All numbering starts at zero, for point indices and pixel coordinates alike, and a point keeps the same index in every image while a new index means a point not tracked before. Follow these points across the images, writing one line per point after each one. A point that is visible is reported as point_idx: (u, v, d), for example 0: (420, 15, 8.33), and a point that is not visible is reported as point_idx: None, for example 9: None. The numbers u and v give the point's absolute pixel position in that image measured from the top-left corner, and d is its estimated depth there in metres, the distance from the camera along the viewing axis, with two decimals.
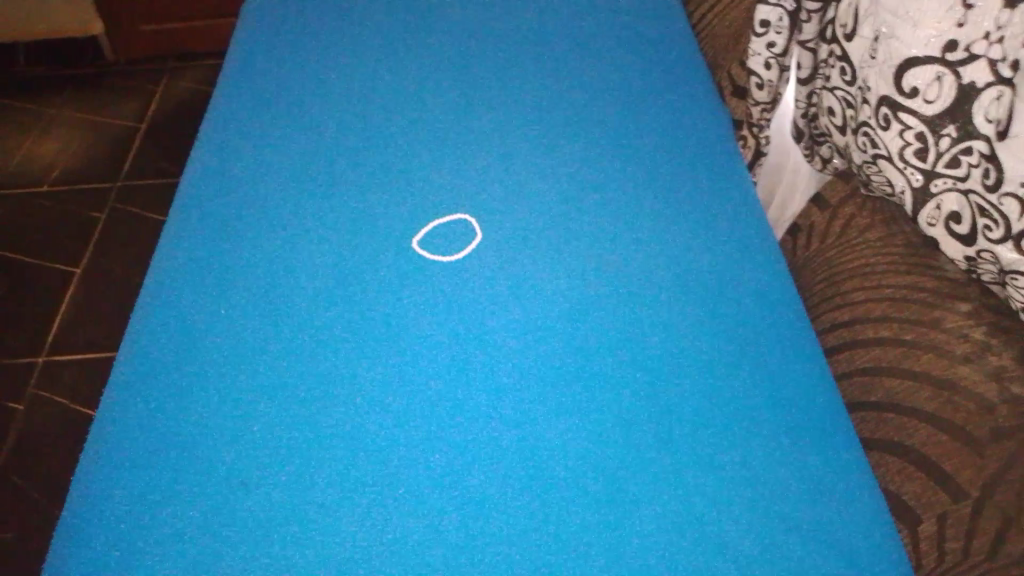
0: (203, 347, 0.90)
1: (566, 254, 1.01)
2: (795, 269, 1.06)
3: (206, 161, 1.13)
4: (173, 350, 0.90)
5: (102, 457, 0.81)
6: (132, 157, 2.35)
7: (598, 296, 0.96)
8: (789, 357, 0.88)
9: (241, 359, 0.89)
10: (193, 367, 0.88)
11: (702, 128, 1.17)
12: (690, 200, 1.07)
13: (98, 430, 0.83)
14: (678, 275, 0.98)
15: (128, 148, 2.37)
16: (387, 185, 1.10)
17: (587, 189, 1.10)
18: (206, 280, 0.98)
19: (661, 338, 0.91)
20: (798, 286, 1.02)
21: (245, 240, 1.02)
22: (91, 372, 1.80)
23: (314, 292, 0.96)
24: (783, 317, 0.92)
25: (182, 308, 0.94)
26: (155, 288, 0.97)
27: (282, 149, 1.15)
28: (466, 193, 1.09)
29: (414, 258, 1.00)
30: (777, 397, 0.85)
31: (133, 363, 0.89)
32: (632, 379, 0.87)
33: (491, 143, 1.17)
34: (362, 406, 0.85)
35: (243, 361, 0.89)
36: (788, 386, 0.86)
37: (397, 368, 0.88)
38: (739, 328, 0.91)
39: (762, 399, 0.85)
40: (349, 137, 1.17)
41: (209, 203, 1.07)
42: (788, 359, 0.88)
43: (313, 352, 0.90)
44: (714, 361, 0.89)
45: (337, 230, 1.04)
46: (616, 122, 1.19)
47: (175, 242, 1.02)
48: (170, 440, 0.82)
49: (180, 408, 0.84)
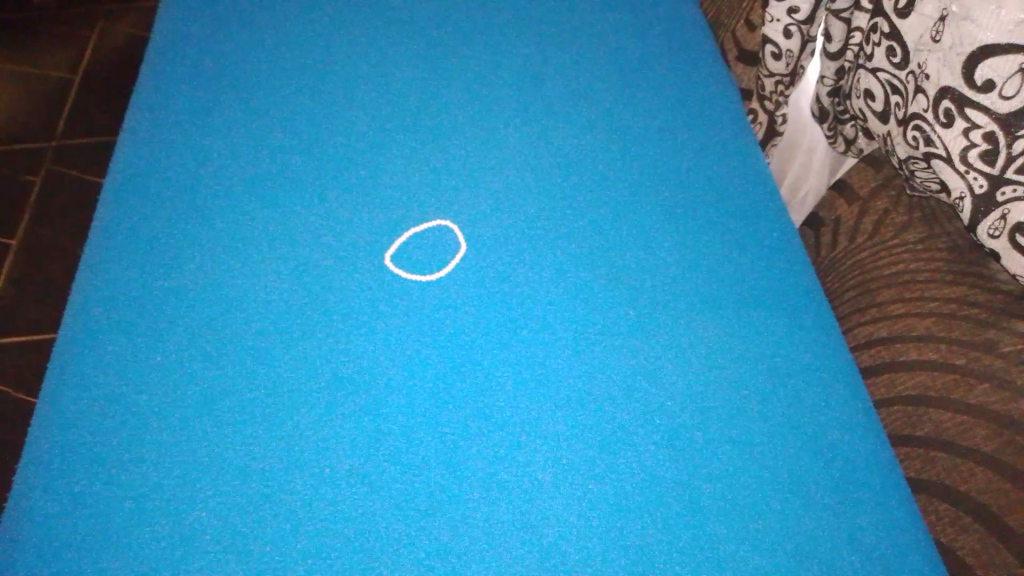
0: (138, 388, 0.74)
1: (566, 257, 0.86)
2: (820, 271, 0.94)
3: (137, 148, 0.95)
4: (103, 393, 0.74)
5: (28, 544, 0.66)
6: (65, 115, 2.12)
7: (605, 309, 0.82)
8: (826, 384, 0.77)
9: (186, 402, 0.73)
10: (128, 415, 0.72)
11: (712, 101, 1.02)
12: (706, 188, 0.93)
13: (20, 506, 0.68)
14: (697, 283, 0.84)
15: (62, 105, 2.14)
16: (351, 169, 0.93)
17: (588, 174, 0.94)
18: (139, 298, 0.81)
19: (679, 360, 0.78)
20: (825, 292, 0.90)
21: (184, 243, 0.86)
22: (37, 362, 1.62)
23: (266, 308, 0.80)
24: (817, 337, 0.80)
25: (112, 337, 0.78)
26: (76, 311, 0.80)
27: (226, 129, 0.97)
28: (446, 180, 0.93)
29: (385, 265, 0.84)
30: (816, 436, 0.74)
31: (55, 413, 0.73)
32: (650, 415, 0.74)
33: (473, 119, 1.00)
34: (332, 461, 0.70)
35: (188, 404, 0.73)
36: (827, 420, 0.74)
37: (369, 408, 0.74)
38: (769, 348, 0.79)
39: (800, 438, 0.73)
40: (302, 109, 0.99)
41: (143, 199, 0.90)
42: (827, 388, 0.76)
43: (265, 391, 0.74)
44: (744, 390, 0.76)
45: (292, 227, 0.87)
46: (615, 93, 1.03)
47: (100, 251, 0.85)
48: (111, 516, 0.67)
49: (119, 472, 0.69)
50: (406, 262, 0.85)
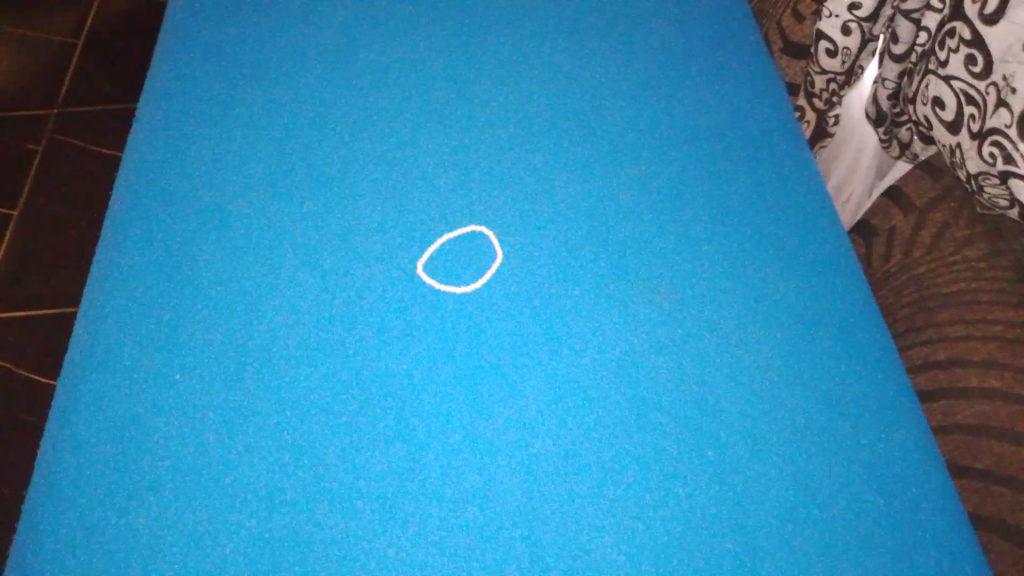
0: (156, 407, 0.69)
1: (608, 267, 0.81)
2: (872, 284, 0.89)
3: (151, 138, 0.89)
4: (119, 414, 0.69)
5: None
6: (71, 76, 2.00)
7: (653, 323, 0.77)
8: (884, 414, 0.73)
9: (208, 423, 0.69)
10: (148, 438, 0.68)
11: (761, 98, 0.97)
12: (755, 195, 0.87)
13: (37, 541, 0.64)
14: (749, 297, 0.79)
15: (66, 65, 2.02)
16: (381, 160, 0.88)
17: (631, 175, 0.89)
18: (155, 305, 0.76)
19: (731, 381, 0.74)
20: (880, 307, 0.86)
21: (205, 240, 0.80)
22: (55, 342, 1.53)
23: (289, 317, 0.75)
24: (874, 362, 0.75)
25: (126, 349, 0.73)
26: (89, 322, 0.75)
27: (243, 116, 0.91)
28: (481, 175, 0.87)
29: (415, 271, 0.79)
30: (873, 471, 0.70)
31: (69, 436, 0.68)
32: (701, 444, 0.70)
33: (508, 108, 0.94)
34: (361, 491, 0.66)
35: (210, 425, 0.69)
36: (884, 453, 0.71)
37: (399, 433, 0.69)
38: (823, 373, 0.74)
39: (858, 469, 0.70)
40: (328, 94, 0.93)
41: (160, 193, 0.84)
42: (884, 417, 0.73)
43: (290, 412, 0.69)
44: (798, 418, 0.72)
45: (319, 224, 0.82)
46: (657, 85, 0.97)
47: (114, 254, 0.80)
48: (133, 552, 0.63)
49: (140, 504, 0.65)
50: (437, 268, 0.80)
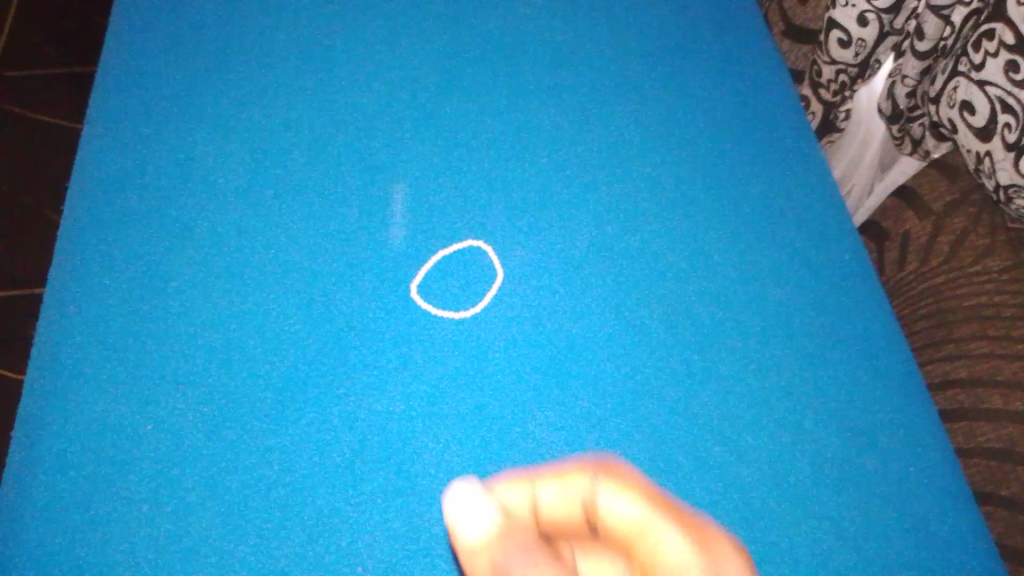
0: (123, 466, 0.61)
1: (617, 286, 0.74)
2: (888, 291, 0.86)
3: (112, 139, 0.80)
4: (79, 477, 0.61)
5: None
6: (13, 22, 1.77)
7: (669, 346, 0.71)
8: (909, 442, 0.69)
9: (185, 481, 0.61)
10: (113, 504, 0.60)
11: (771, 86, 0.90)
12: (770, 202, 0.81)
13: None
14: (769, 313, 0.74)
15: (7, 12, 1.79)
16: (366, 164, 0.79)
17: (638, 181, 0.82)
18: (115, 344, 0.67)
19: (752, 410, 0.69)
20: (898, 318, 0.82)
21: (177, 258, 0.72)
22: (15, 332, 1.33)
23: (266, 350, 0.67)
24: (897, 386, 0.71)
25: (85, 399, 0.64)
26: (42, 367, 0.66)
27: (213, 116, 0.82)
28: (475, 182, 0.80)
29: (408, 293, 0.71)
30: (901, 506, 0.66)
31: (29, 499, 0.60)
32: (723, 487, 0.65)
33: (501, 107, 0.86)
34: (362, 551, 0.59)
35: (184, 484, 0.61)
36: (910, 486, 0.67)
37: (399, 483, 0.62)
38: (847, 403, 0.70)
39: (885, 504, 0.66)
40: (306, 89, 0.84)
41: (124, 203, 0.75)
42: (909, 446, 0.69)
43: (276, 466, 0.62)
44: (824, 450, 0.68)
45: (301, 237, 0.74)
46: (664, 76, 0.90)
47: (64, 284, 0.70)
48: None
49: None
50: (431, 290, 0.72)
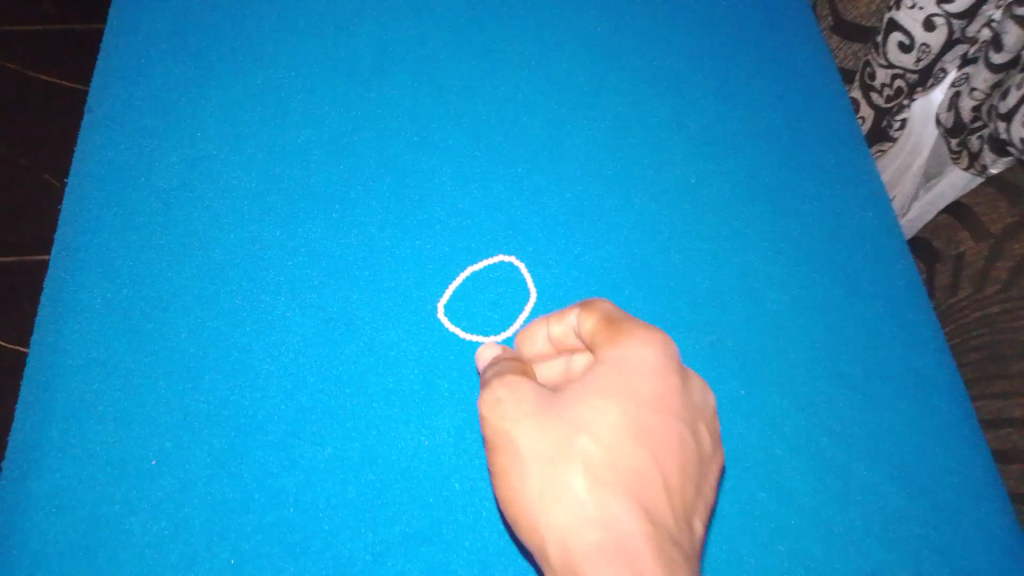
0: (113, 516, 0.51)
1: (663, 310, 0.67)
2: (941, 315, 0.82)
3: (110, 90, 0.70)
4: (60, 532, 0.51)
5: None
6: None
7: (722, 368, 0.65)
8: (967, 486, 0.64)
9: (189, 529, 0.51)
10: (104, 561, 0.50)
11: (833, 81, 0.83)
12: (822, 222, 0.74)
13: None
14: (825, 337, 0.68)
15: None
16: (394, 134, 0.70)
17: (691, 176, 0.74)
18: (101, 364, 0.56)
19: (804, 445, 0.64)
20: (952, 347, 0.78)
21: (186, 233, 0.63)
22: None
23: (277, 374, 0.57)
24: (956, 424, 0.66)
25: (66, 433, 0.54)
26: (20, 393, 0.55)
27: (224, 69, 0.72)
28: (508, 177, 0.70)
29: (434, 316, 0.61)
30: (955, 556, 0.61)
31: (11, 512, 0.51)
32: (772, 529, 0.60)
33: (547, 77, 0.77)
34: None
35: (189, 530, 0.51)
36: (967, 535, 0.62)
37: (425, 532, 0.52)
38: (902, 441, 0.65)
39: (939, 554, 0.61)
40: (330, 46, 0.74)
41: (123, 164, 0.66)
42: (968, 490, 0.64)
43: (292, 508, 0.52)
44: (876, 491, 0.63)
45: (324, 216, 0.64)
46: (721, 60, 0.82)
47: (46, 289, 0.60)
48: None
49: None
50: (461, 304, 0.62)
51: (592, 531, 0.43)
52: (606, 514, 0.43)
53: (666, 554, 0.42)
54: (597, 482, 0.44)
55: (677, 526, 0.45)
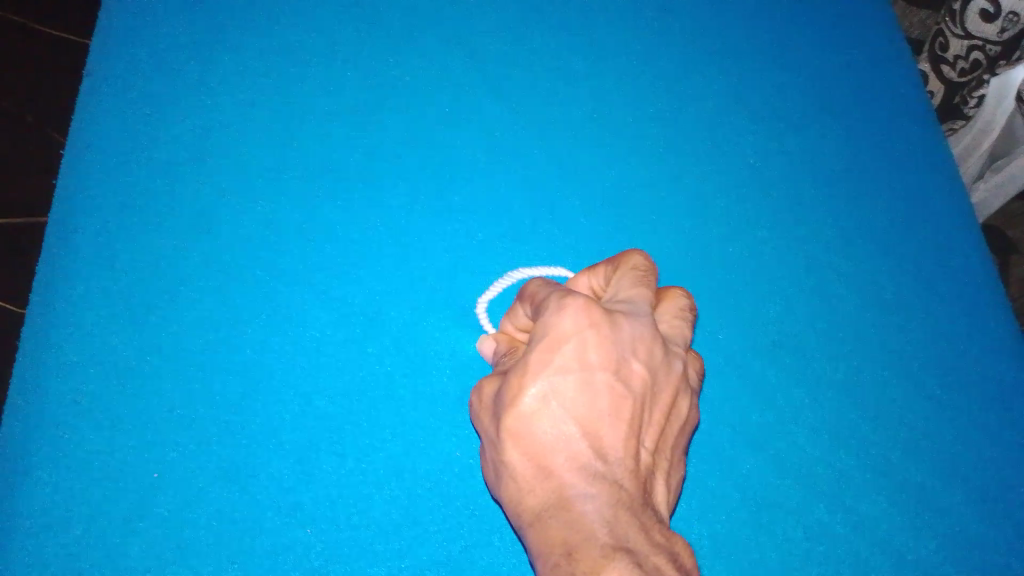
0: (110, 535, 0.46)
1: (717, 306, 0.60)
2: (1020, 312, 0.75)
3: (110, 54, 0.63)
4: (50, 553, 0.45)
5: None
6: None
7: (784, 370, 0.59)
8: None
9: (193, 552, 0.46)
10: None
11: (901, 53, 0.76)
12: (890, 209, 0.68)
13: None
14: (895, 337, 0.62)
15: None
16: (421, 106, 0.63)
17: (747, 154, 0.68)
18: (98, 362, 0.51)
19: (874, 457, 0.58)
20: None
21: (194, 214, 0.56)
22: None
23: (296, 376, 0.51)
24: None
25: (61, 439, 0.48)
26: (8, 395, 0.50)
27: (236, 33, 0.65)
28: (547, 153, 0.63)
29: (469, 311, 0.55)
30: None
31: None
32: (844, 549, 0.54)
33: (588, 45, 0.70)
34: None
35: (196, 552, 0.46)
36: None
37: (455, 557, 0.47)
38: (981, 450, 0.59)
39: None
40: (349, 7, 0.67)
41: (126, 138, 0.59)
42: None
43: (308, 528, 0.47)
44: (956, 507, 0.57)
45: (348, 195, 0.58)
46: (779, 29, 0.75)
47: (38, 275, 0.54)
48: None
49: None
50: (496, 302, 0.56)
51: (531, 495, 0.40)
52: (538, 488, 0.40)
53: (592, 497, 0.39)
54: (524, 454, 0.40)
55: (615, 464, 0.40)
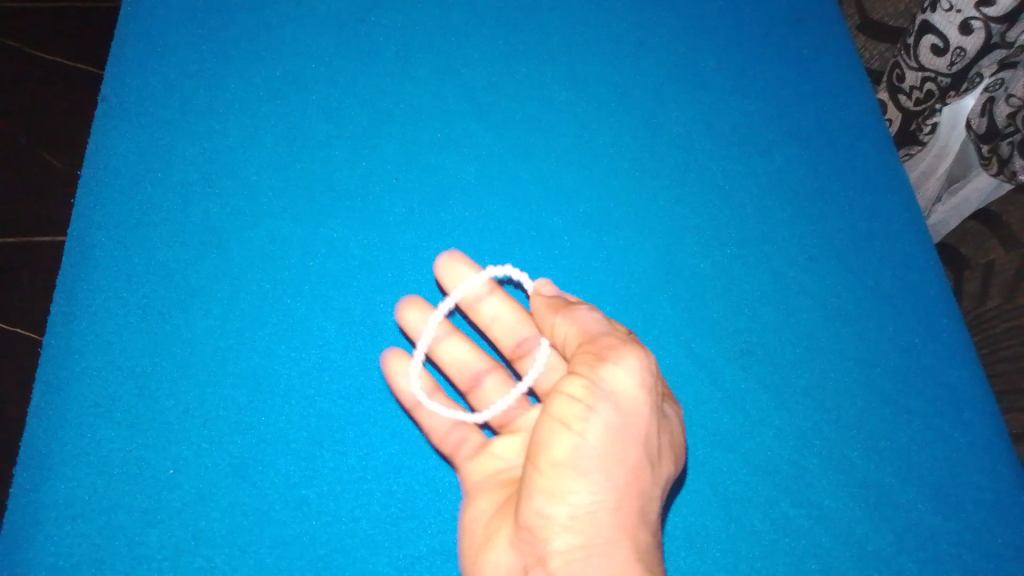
0: (130, 526, 0.49)
1: (691, 316, 0.65)
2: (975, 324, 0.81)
3: (123, 82, 0.67)
4: (74, 543, 0.49)
5: None
6: None
7: (753, 376, 0.64)
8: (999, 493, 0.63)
9: (207, 543, 0.49)
10: None
11: (861, 83, 0.82)
12: (851, 227, 0.73)
13: None
14: (856, 346, 0.67)
15: None
16: (416, 131, 0.68)
17: (719, 177, 0.73)
18: (117, 367, 0.54)
19: (836, 455, 0.62)
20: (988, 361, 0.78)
21: (204, 231, 0.60)
22: None
23: (301, 380, 0.55)
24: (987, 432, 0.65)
25: (83, 439, 0.52)
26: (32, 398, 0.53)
27: (242, 62, 0.69)
28: (534, 175, 0.68)
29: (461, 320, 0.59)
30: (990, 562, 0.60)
31: (25, 523, 0.49)
32: (808, 540, 0.59)
33: (571, 75, 0.75)
34: None
35: (210, 541, 0.49)
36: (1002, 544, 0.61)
37: (450, 546, 0.51)
38: (934, 448, 0.64)
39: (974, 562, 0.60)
40: (348, 38, 0.72)
41: (139, 160, 0.63)
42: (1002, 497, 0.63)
43: (314, 520, 0.51)
44: (912, 501, 0.62)
45: (347, 213, 0.63)
46: (748, 60, 0.81)
47: (59, 287, 0.57)
48: None
49: None
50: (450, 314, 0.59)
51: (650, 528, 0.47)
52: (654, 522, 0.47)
53: None
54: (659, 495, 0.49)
55: None
